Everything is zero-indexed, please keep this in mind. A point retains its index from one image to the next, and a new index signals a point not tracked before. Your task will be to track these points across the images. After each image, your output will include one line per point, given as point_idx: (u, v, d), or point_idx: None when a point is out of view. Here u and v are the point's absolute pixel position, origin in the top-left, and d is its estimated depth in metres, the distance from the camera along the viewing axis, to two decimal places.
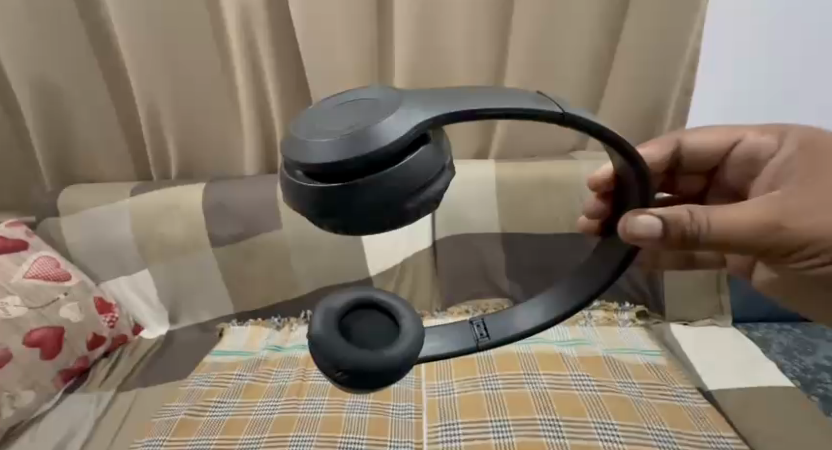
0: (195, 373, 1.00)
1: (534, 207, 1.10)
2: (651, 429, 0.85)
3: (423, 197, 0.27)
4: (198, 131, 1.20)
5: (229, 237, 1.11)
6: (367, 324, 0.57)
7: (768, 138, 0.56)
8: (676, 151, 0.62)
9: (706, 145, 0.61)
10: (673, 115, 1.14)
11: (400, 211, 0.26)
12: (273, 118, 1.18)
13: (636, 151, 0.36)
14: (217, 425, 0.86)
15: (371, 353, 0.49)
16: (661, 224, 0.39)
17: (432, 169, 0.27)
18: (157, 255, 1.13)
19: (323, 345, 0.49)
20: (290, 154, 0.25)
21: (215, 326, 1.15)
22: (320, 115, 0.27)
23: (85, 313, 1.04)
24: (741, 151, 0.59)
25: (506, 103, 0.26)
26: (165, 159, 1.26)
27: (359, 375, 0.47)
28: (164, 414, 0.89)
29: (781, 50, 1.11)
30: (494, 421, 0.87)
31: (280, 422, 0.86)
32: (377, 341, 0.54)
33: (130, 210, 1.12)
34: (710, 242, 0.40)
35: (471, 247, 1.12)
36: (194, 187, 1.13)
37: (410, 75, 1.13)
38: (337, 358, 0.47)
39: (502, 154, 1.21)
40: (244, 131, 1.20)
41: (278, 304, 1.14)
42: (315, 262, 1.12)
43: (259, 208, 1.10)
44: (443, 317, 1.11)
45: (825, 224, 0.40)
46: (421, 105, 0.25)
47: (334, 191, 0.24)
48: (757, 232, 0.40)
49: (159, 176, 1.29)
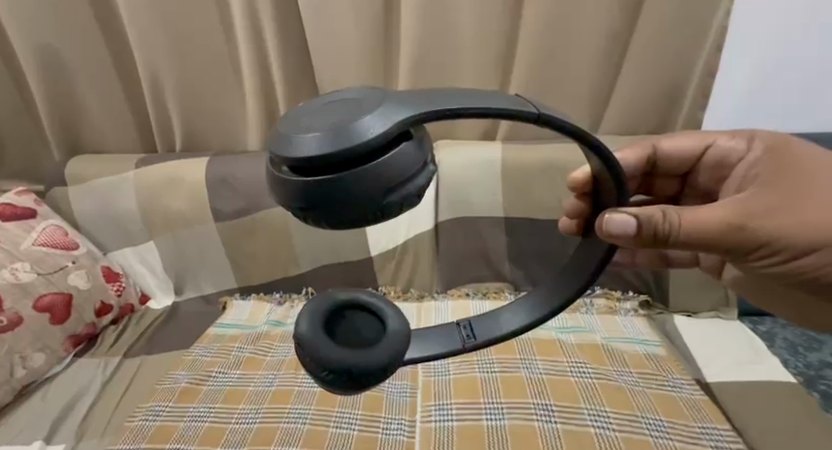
0: (198, 344, 1.02)
1: (540, 191, 1.08)
2: (645, 419, 0.85)
3: (403, 190, 0.28)
4: (202, 104, 1.20)
5: (232, 213, 1.12)
6: (354, 322, 0.58)
7: (737, 143, 0.60)
8: (653, 157, 0.65)
9: (682, 149, 0.64)
10: (691, 100, 1.10)
11: (382, 205, 0.28)
12: (278, 95, 1.18)
13: (612, 153, 0.37)
14: (218, 394, 0.88)
15: (358, 353, 0.50)
16: (636, 222, 0.42)
17: (413, 164, 0.28)
18: (162, 227, 1.14)
19: (309, 346, 0.51)
20: (274, 150, 0.26)
21: (218, 298, 1.17)
22: (307, 112, 0.28)
23: (92, 281, 1.06)
24: (711, 155, 0.63)
25: (480, 104, 0.27)
26: (170, 130, 1.27)
27: (344, 375, 0.48)
28: (167, 381, 0.92)
29: (789, 52, 1.13)
30: (488, 404, 0.88)
31: (279, 394, 0.88)
32: (364, 340, 0.55)
33: (135, 181, 1.13)
34: (678, 241, 0.45)
35: (473, 230, 1.11)
36: (198, 161, 1.14)
37: (418, 51, 1.10)
38: (325, 358, 0.49)
39: (508, 137, 1.19)
40: (248, 106, 1.20)
41: (280, 279, 1.15)
42: (317, 241, 1.12)
43: (261, 184, 1.11)
44: (444, 299, 1.12)
45: (780, 224, 0.46)
46: (403, 105, 0.27)
47: (322, 181, 0.26)
48: (722, 233, 0.45)
49: (166, 150, 1.30)
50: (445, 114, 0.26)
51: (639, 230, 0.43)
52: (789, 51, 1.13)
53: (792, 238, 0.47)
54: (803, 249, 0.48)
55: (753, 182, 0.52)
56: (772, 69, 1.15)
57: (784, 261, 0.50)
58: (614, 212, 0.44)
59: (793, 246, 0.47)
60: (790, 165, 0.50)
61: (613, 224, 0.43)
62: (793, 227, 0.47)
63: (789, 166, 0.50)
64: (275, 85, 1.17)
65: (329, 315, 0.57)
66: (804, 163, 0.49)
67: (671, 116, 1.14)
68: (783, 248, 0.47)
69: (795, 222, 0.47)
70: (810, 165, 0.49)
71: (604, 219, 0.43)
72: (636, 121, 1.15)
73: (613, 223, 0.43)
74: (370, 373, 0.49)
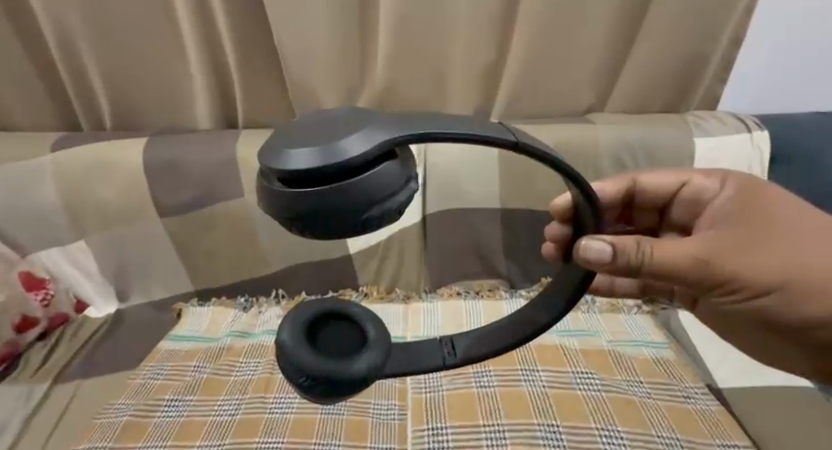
0: (147, 363, 0.86)
1: (543, 178, 0.95)
2: (660, 438, 0.76)
3: (385, 208, 0.21)
4: (135, 73, 1.01)
5: (180, 206, 0.95)
6: (335, 328, 0.48)
7: (711, 182, 0.48)
8: (629, 195, 0.54)
9: (663, 190, 0.52)
10: (703, 76, 0.99)
11: (360, 225, 0.21)
12: (228, 61, 0.99)
13: (593, 189, 0.28)
14: (173, 428, 0.73)
15: (337, 359, 0.41)
16: (612, 249, 0.33)
17: (398, 183, 0.21)
18: (93, 224, 0.96)
19: (287, 352, 0.41)
20: (263, 161, 0.20)
21: (172, 305, 1.01)
22: (305, 121, 0.22)
23: (7, 291, 0.87)
24: (682, 198, 0.51)
25: (478, 128, 0.20)
26: (99, 106, 1.06)
27: (324, 384, 0.39)
28: (106, 415, 0.76)
29: (821, 21, 1.00)
30: (489, 428, 0.77)
31: (245, 424, 0.74)
32: (344, 343, 0.46)
33: (55, 169, 0.94)
34: (650, 272, 0.36)
35: (468, 224, 0.97)
36: (133, 143, 0.95)
37: (394, 10, 0.92)
38: (302, 366, 0.39)
39: (503, 116, 1.04)
40: (193, 75, 1.01)
41: (244, 281, 1.00)
42: (285, 238, 0.97)
43: (218, 168, 0.94)
44: (433, 300, 0.99)
45: (745, 260, 0.38)
46: (395, 119, 0.20)
47: (308, 197, 0.19)
48: (686, 269, 0.36)
49: (93, 126, 1.09)
50: (428, 138, 0.19)
51: (616, 258, 0.33)
52: (820, 20, 1.00)
53: (754, 278, 0.38)
54: (765, 290, 0.39)
55: (712, 222, 0.44)
56: (803, 40, 1.02)
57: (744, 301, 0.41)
58: (592, 236, 0.34)
59: (754, 285, 0.39)
60: (759, 201, 0.42)
61: (588, 250, 0.33)
62: (750, 268, 0.38)
63: (759, 204, 0.41)
64: (224, 50, 0.98)
65: (313, 317, 0.47)
66: (772, 198, 0.41)
67: (683, 93, 1.02)
68: (744, 287, 0.39)
69: (757, 263, 0.38)
70: (777, 201, 0.41)
71: (578, 244, 0.34)
72: (646, 96, 1.02)
73: (588, 250, 0.33)
74: (346, 387, 0.39)
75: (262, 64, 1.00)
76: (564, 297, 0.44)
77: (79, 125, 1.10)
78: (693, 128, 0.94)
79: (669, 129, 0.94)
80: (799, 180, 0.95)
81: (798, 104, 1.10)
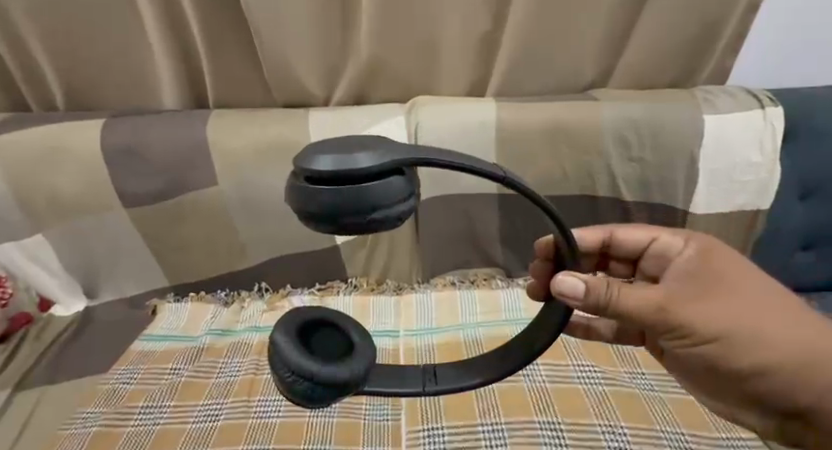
0: (121, 365, 0.80)
1: (543, 160, 0.89)
2: (664, 433, 0.72)
3: (386, 215, 0.23)
4: (89, 49, 0.92)
5: (148, 196, 0.88)
6: (323, 333, 0.42)
7: (676, 238, 0.43)
8: (604, 248, 0.50)
9: (636, 249, 0.47)
10: (708, 50, 0.93)
11: (363, 226, 0.23)
12: (193, 33, 0.90)
13: (556, 210, 0.30)
14: (146, 437, 0.67)
15: (320, 360, 0.36)
16: (584, 288, 0.34)
17: (398, 196, 0.23)
18: (52, 217, 0.90)
19: (280, 347, 0.35)
20: (297, 161, 0.23)
21: (146, 301, 0.96)
22: (332, 139, 0.25)
23: None
24: (653, 257, 0.45)
25: (467, 160, 0.23)
26: (51, 86, 0.97)
27: (310, 386, 0.34)
28: (75, 424, 0.70)
29: None
30: (486, 426, 0.73)
31: (226, 431, 0.68)
32: (335, 348, 0.41)
33: (5, 156, 0.87)
34: (618, 314, 0.35)
35: (461, 210, 0.91)
36: (90, 127, 0.87)
37: None
38: (295, 363, 0.34)
39: (498, 94, 0.97)
40: (154, 50, 0.92)
41: (224, 274, 0.94)
42: (266, 229, 0.91)
43: (187, 154, 0.87)
44: (426, 291, 0.94)
45: (695, 309, 0.35)
46: (402, 145, 0.23)
47: (326, 195, 0.21)
48: (640, 310, 0.35)
49: (44, 108, 1.01)
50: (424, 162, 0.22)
51: (586, 295, 0.34)
52: None
53: (700, 325, 0.34)
54: (710, 340, 0.35)
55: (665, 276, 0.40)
56: (821, 7, 0.95)
57: (688, 348, 0.37)
58: (568, 272, 0.36)
59: (699, 333, 0.35)
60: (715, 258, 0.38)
61: (562, 284, 0.35)
62: (698, 312, 0.34)
63: (717, 257, 0.38)
64: (188, 22, 0.89)
65: (306, 318, 0.41)
66: (728, 257, 0.38)
67: (690, 70, 0.96)
68: (690, 334, 0.35)
69: (706, 309, 0.35)
70: (731, 260, 0.38)
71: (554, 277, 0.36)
72: (649, 71, 0.96)
73: (559, 282, 0.35)
74: (319, 390, 0.34)
75: (233, 37, 0.91)
76: (556, 324, 0.40)
77: (29, 107, 1.01)
78: (703, 105, 0.88)
79: (675, 106, 0.88)
80: (805, 156, 0.91)
81: (823, 76, 1.02)
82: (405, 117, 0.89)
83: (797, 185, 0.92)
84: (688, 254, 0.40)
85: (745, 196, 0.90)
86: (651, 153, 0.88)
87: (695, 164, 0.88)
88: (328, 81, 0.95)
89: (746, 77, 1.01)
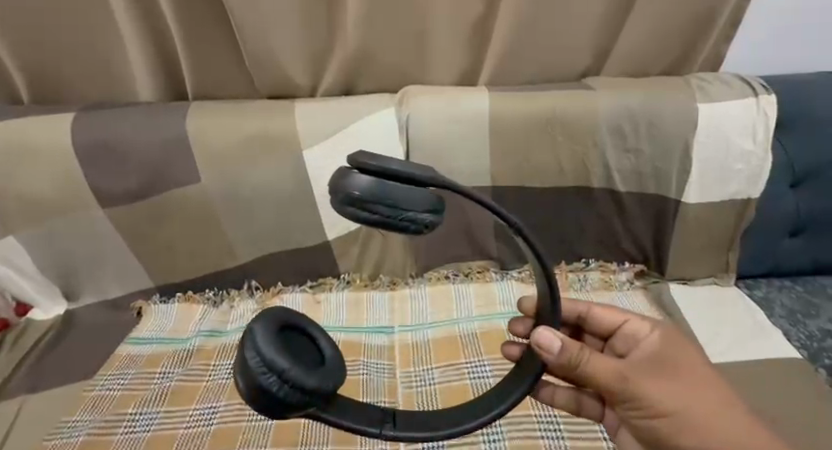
0: (108, 370, 0.78)
1: (536, 151, 0.87)
2: None
3: (419, 221, 0.21)
4: (55, 38, 0.87)
5: (127, 195, 0.84)
6: (296, 338, 0.35)
7: (646, 327, 0.42)
8: (579, 322, 0.50)
9: (608, 328, 0.47)
10: (701, 38, 0.91)
11: (394, 225, 0.21)
12: (168, 21, 0.85)
13: (540, 248, 0.30)
14: (137, 443, 0.64)
15: (296, 360, 0.29)
16: (560, 344, 0.34)
17: (433, 207, 0.22)
18: (24, 219, 0.86)
19: (255, 333, 0.28)
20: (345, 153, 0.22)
21: (129, 304, 0.93)
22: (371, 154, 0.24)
23: None
24: (621, 341, 0.45)
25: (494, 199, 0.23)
26: (14, 78, 0.91)
27: (275, 387, 0.26)
28: (60, 433, 0.66)
29: None
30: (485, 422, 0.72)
31: (220, 435, 0.66)
32: (308, 355, 0.34)
33: None
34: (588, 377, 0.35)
35: (454, 203, 0.90)
36: (60, 123, 0.82)
37: None
38: (266, 352, 0.27)
39: (490, 82, 0.94)
40: (128, 40, 0.87)
41: (210, 274, 0.92)
42: (255, 227, 0.88)
43: (167, 150, 0.83)
44: (421, 287, 0.92)
45: (654, 386, 0.34)
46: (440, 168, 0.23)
47: (369, 183, 0.20)
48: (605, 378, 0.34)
49: (8, 101, 0.95)
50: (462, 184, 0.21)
51: (563, 350, 0.34)
52: None
53: (657, 400, 0.34)
54: (663, 414, 0.34)
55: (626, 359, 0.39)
56: None
57: (643, 420, 0.36)
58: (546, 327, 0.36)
59: (656, 407, 0.34)
60: (675, 350, 0.38)
61: (542, 338, 0.34)
62: (657, 388, 0.34)
63: (679, 349, 0.38)
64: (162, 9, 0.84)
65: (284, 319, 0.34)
66: (685, 351, 0.38)
67: (685, 58, 0.95)
68: (645, 406, 0.34)
69: (665, 388, 0.34)
70: (687, 354, 0.38)
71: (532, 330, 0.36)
72: (643, 59, 0.94)
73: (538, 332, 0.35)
74: (286, 393, 0.26)
75: (212, 25, 0.86)
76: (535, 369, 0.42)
77: None
78: (698, 93, 0.88)
79: (671, 94, 0.87)
80: (794, 146, 0.91)
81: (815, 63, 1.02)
82: (396, 108, 0.86)
83: (789, 172, 0.92)
84: (653, 343, 0.40)
85: (738, 183, 0.90)
86: (645, 142, 0.87)
87: (689, 155, 0.88)
88: (314, 70, 0.91)
89: (742, 65, 1.00)
